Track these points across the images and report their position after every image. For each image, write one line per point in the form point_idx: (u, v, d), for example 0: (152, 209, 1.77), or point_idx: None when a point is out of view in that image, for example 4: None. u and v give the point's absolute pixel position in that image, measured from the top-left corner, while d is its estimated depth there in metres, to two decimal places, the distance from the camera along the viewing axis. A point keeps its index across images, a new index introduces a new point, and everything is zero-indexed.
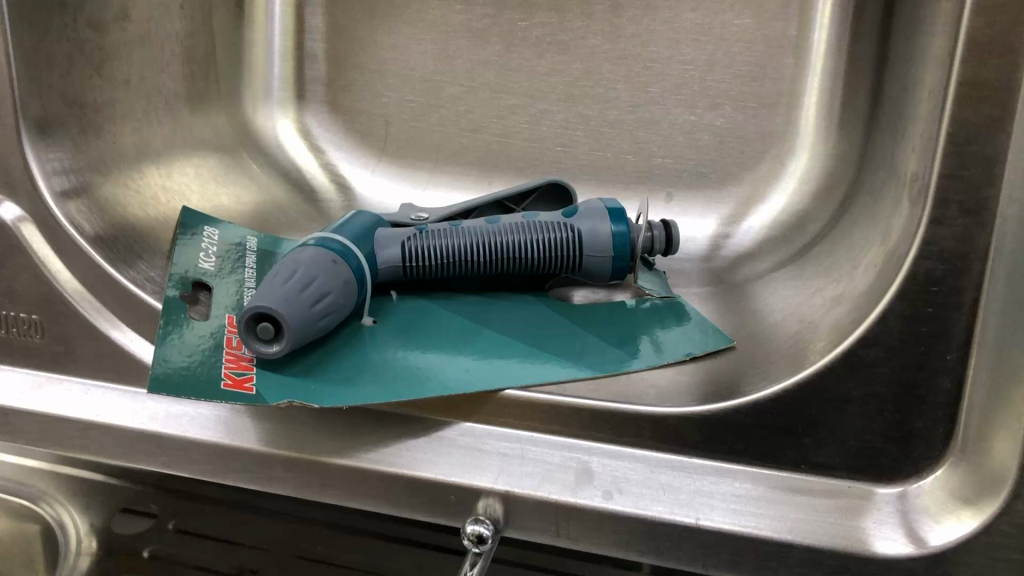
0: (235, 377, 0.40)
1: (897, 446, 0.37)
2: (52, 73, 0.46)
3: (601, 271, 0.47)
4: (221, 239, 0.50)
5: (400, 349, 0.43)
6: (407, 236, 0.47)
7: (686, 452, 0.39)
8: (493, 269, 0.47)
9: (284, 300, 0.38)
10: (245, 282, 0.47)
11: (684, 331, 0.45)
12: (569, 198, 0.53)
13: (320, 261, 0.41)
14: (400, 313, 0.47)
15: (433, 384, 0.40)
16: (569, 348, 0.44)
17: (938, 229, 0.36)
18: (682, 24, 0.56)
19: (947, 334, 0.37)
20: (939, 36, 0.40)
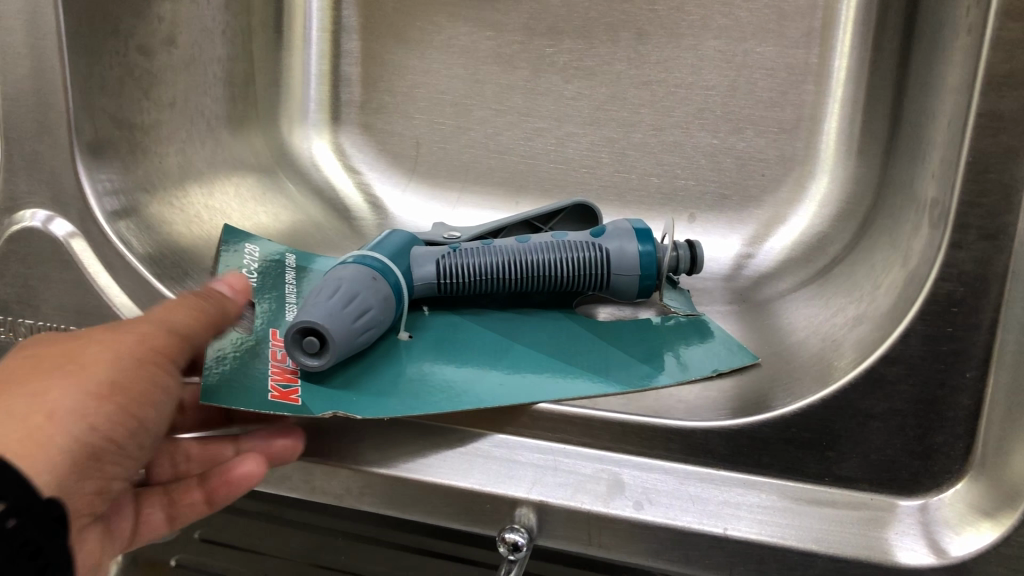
0: (281, 390, 0.41)
1: (918, 460, 0.39)
2: (104, 96, 0.48)
3: (628, 289, 0.48)
4: (259, 256, 0.52)
5: (434, 363, 0.45)
6: (442, 254, 0.49)
7: (715, 465, 0.40)
8: (523, 286, 0.49)
9: (329, 315, 0.40)
10: (285, 298, 0.48)
11: (708, 348, 0.47)
12: (597, 219, 0.54)
13: (361, 279, 0.43)
14: (432, 329, 0.48)
15: (469, 397, 0.42)
16: (597, 365, 0.45)
17: (958, 253, 0.38)
18: (705, 51, 0.58)
19: (967, 352, 0.38)
20: (956, 69, 0.42)
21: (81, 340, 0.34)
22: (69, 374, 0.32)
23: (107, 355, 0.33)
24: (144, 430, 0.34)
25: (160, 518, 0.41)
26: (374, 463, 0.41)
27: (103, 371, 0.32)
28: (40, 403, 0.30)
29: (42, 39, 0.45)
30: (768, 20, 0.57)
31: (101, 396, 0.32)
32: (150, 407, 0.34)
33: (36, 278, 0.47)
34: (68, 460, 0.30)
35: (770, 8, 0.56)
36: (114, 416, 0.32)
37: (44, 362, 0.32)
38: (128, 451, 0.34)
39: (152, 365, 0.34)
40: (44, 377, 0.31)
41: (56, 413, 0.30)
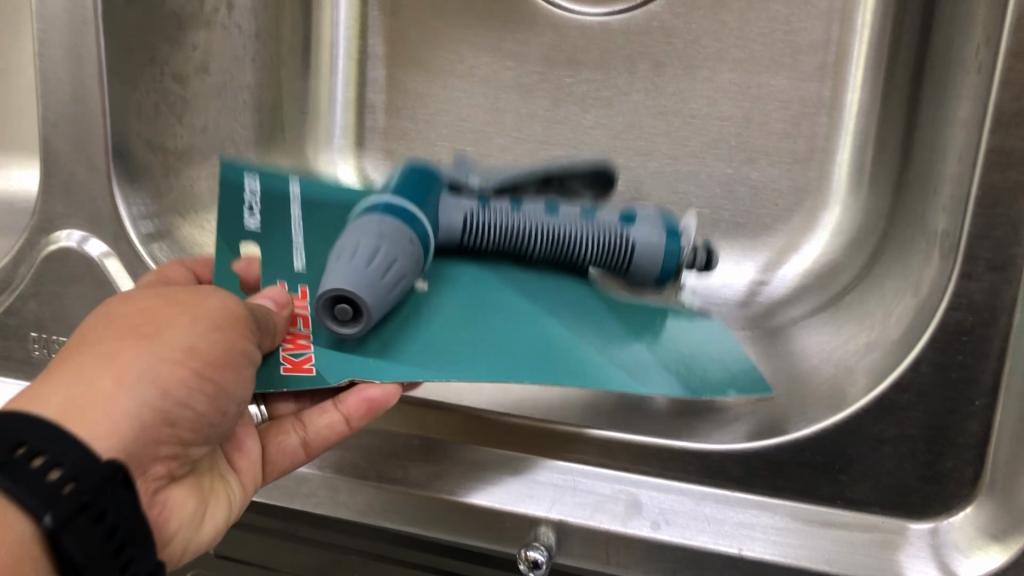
0: (295, 360, 0.41)
1: (928, 484, 0.40)
2: (141, 121, 0.51)
3: (646, 277, 0.50)
4: (260, 193, 0.53)
5: (453, 326, 0.45)
6: (473, 209, 0.50)
7: (730, 486, 0.41)
8: (546, 253, 0.50)
9: (370, 286, 0.39)
10: (289, 237, 0.50)
11: (713, 354, 0.47)
12: (611, 176, 0.57)
13: (400, 240, 0.42)
14: (455, 289, 0.48)
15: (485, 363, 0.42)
16: (611, 349, 0.45)
17: (968, 283, 0.39)
18: (720, 83, 0.59)
19: (975, 380, 0.40)
20: (965, 106, 0.44)
21: (163, 304, 0.34)
22: (143, 340, 0.31)
23: (185, 322, 0.33)
24: (227, 400, 0.34)
25: (295, 447, 0.41)
26: (394, 479, 0.43)
27: (180, 338, 0.32)
28: (110, 365, 0.30)
29: (82, 68, 0.48)
30: (782, 54, 0.58)
31: (172, 361, 0.31)
32: (231, 378, 0.34)
33: (72, 297, 0.48)
34: (139, 424, 0.30)
35: (784, 42, 0.58)
36: (191, 383, 0.32)
37: (120, 326, 0.32)
38: (209, 420, 0.33)
39: (228, 339, 0.34)
40: (116, 342, 0.31)
41: (124, 376, 0.30)
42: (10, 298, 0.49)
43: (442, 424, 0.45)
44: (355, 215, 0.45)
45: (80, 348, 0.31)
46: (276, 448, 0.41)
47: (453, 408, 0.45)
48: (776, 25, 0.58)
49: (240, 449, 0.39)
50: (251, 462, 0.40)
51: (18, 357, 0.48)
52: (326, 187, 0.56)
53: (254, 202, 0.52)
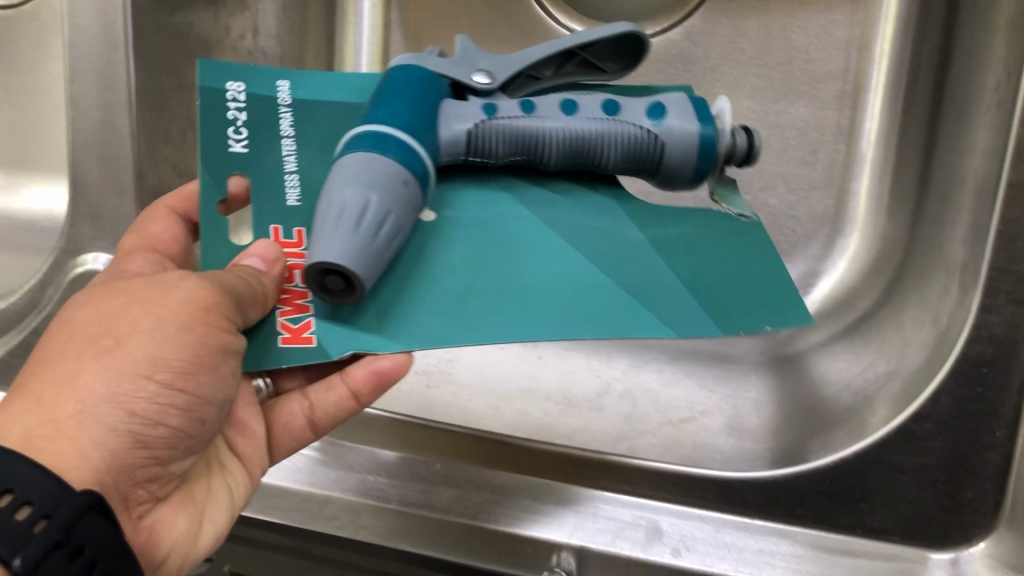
0: (294, 328, 0.37)
1: (949, 515, 0.40)
2: (168, 146, 0.52)
3: (681, 174, 0.41)
4: (247, 94, 0.44)
5: (461, 263, 0.39)
6: (479, 119, 0.40)
7: (750, 514, 0.41)
8: (567, 162, 0.42)
9: (358, 256, 0.33)
10: (286, 153, 0.42)
11: (755, 275, 0.41)
12: (644, 47, 0.46)
13: (390, 185, 0.35)
14: (466, 205, 0.42)
15: (498, 324, 0.37)
16: (641, 279, 0.39)
17: (988, 315, 0.41)
18: (741, 111, 0.59)
19: (996, 412, 0.40)
20: (982, 141, 0.45)
21: (124, 305, 0.32)
22: (104, 355, 0.30)
23: (147, 328, 0.31)
24: (203, 407, 0.33)
25: (300, 425, 0.41)
26: (413, 503, 0.43)
27: (143, 349, 0.30)
28: (70, 392, 0.29)
29: (113, 94, 0.49)
30: (800, 82, 0.58)
31: (135, 377, 0.30)
32: (207, 379, 0.32)
33: None
34: (108, 451, 0.30)
35: (802, 71, 0.58)
36: (158, 398, 0.31)
37: (81, 336, 0.31)
38: (185, 430, 0.32)
39: (197, 339, 0.32)
40: (76, 358, 0.30)
41: (86, 402, 0.29)
42: (39, 318, 0.48)
43: (462, 447, 0.46)
44: (343, 142, 0.38)
45: (43, 365, 0.30)
46: (281, 429, 0.41)
47: (474, 433, 0.46)
48: (794, 54, 0.59)
49: (241, 432, 0.40)
50: (254, 446, 0.40)
51: None
52: (328, 76, 0.46)
53: (240, 121, 0.43)
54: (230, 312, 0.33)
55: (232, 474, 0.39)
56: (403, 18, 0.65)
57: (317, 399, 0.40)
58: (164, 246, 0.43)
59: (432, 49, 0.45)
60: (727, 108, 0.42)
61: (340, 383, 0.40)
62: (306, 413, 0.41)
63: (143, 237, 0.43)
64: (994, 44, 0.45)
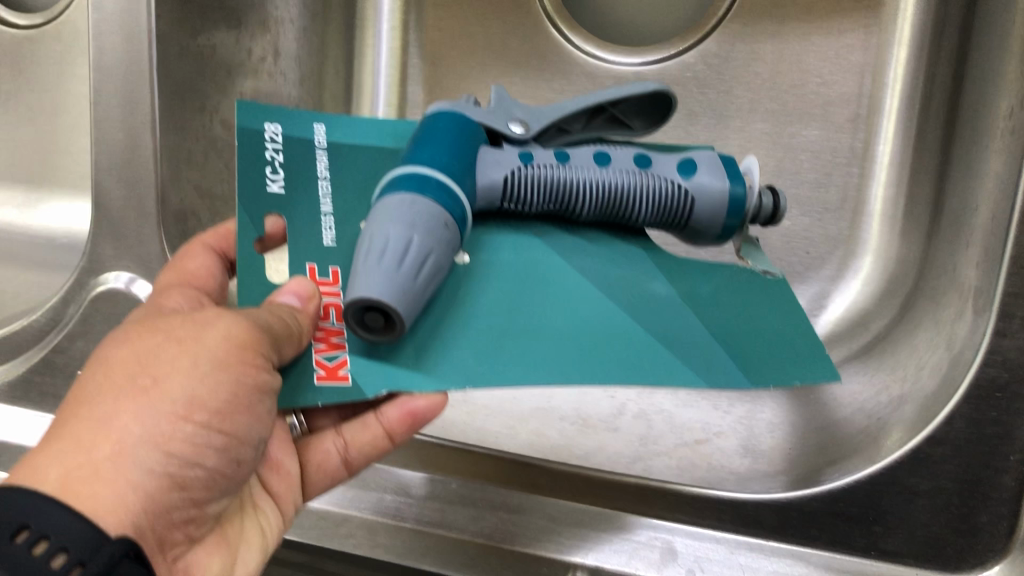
0: (329, 366, 0.36)
1: (963, 537, 0.40)
2: (190, 167, 0.53)
3: (710, 228, 0.42)
4: (283, 136, 0.46)
5: (496, 306, 0.40)
6: (515, 166, 0.41)
7: (766, 536, 0.42)
8: (598, 211, 0.43)
9: (401, 292, 0.33)
10: (322, 193, 0.44)
11: (782, 332, 0.42)
12: (671, 105, 0.47)
13: (433, 226, 0.36)
14: (500, 250, 0.43)
15: (532, 364, 0.37)
16: (671, 329, 0.40)
17: (1004, 340, 0.41)
18: (753, 133, 0.59)
19: (1011, 436, 0.41)
20: (995, 166, 0.45)
21: (160, 342, 0.31)
22: (140, 394, 0.30)
23: (184, 366, 0.31)
24: (238, 446, 0.33)
25: (334, 465, 0.42)
26: (430, 522, 0.44)
27: (180, 389, 0.30)
28: (107, 432, 0.29)
29: (136, 115, 0.50)
30: (813, 105, 0.59)
31: (174, 417, 0.30)
32: (240, 419, 0.32)
33: None
34: (145, 493, 0.29)
35: (815, 94, 0.59)
36: (194, 438, 0.30)
37: (117, 374, 0.30)
38: (218, 470, 0.32)
39: (232, 379, 0.32)
40: (112, 397, 0.29)
41: (125, 443, 0.29)
42: (59, 336, 0.49)
43: (478, 467, 0.46)
44: (382, 184, 0.39)
45: (78, 404, 0.30)
46: (315, 470, 0.41)
47: (490, 453, 0.47)
48: (808, 78, 0.59)
49: (275, 470, 0.40)
50: (288, 484, 0.40)
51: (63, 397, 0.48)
52: (360, 123, 0.49)
53: (278, 163, 0.45)
54: (266, 350, 0.33)
55: (265, 515, 0.38)
56: (420, 40, 0.65)
57: (352, 439, 0.41)
58: (201, 281, 0.43)
59: (465, 97, 0.47)
60: (754, 167, 0.44)
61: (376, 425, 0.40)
62: (340, 453, 0.41)
63: (181, 272, 0.43)
64: (1007, 70, 0.45)
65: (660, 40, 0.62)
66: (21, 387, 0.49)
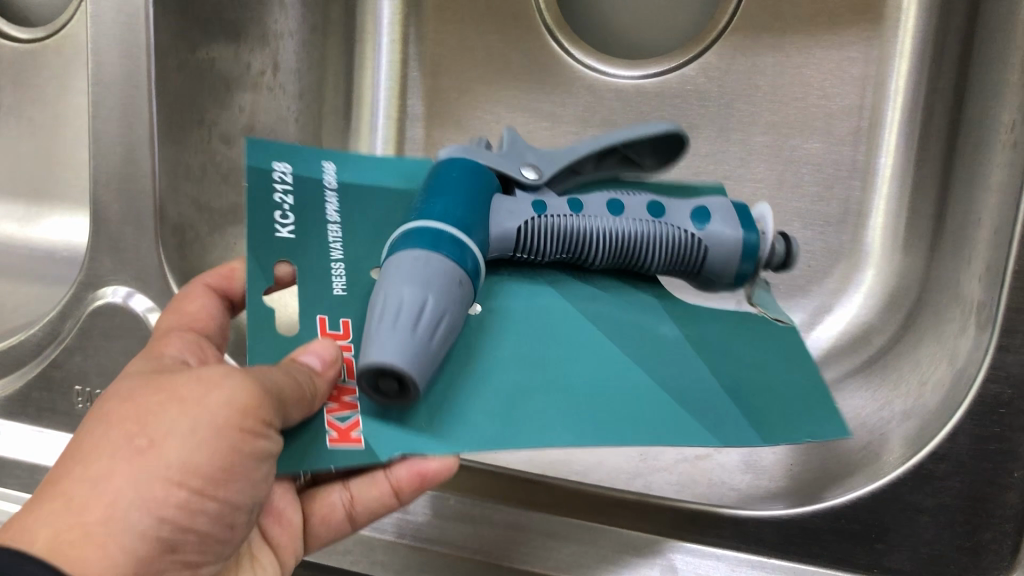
0: (341, 427, 0.36)
1: (967, 555, 0.40)
2: (189, 182, 0.53)
3: (723, 275, 0.43)
4: (294, 176, 0.46)
5: (510, 361, 0.39)
6: (529, 215, 0.41)
7: (767, 553, 0.41)
8: (611, 259, 0.43)
9: (416, 358, 0.33)
10: (332, 235, 0.44)
11: (798, 388, 0.41)
12: (682, 148, 0.48)
13: (447, 285, 0.35)
14: (515, 302, 0.43)
15: (551, 424, 0.37)
16: (688, 382, 0.40)
17: (1006, 355, 0.40)
18: (754, 146, 0.59)
19: (1015, 453, 0.40)
20: (997, 180, 0.45)
21: (161, 400, 0.31)
22: (136, 456, 0.29)
23: (182, 428, 0.30)
24: (233, 512, 0.32)
25: (340, 518, 0.40)
26: (426, 538, 0.43)
27: (176, 453, 0.29)
28: (99, 495, 0.28)
29: (135, 130, 0.50)
30: (815, 118, 0.58)
31: (169, 483, 0.29)
32: (236, 484, 0.31)
33: (113, 350, 0.49)
34: (136, 559, 0.28)
35: (817, 107, 0.58)
36: (186, 504, 0.29)
37: (116, 433, 0.30)
38: (213, 534, 0.31)
39: (230, 444, 0.31)
40: (108, 458, 0.29)
41: (116, 507, 0.28)
42: (56, 351, 0.49)
43: (476, 482, 0.45)
44: (395, 237, 0.38)
45: (73, 460, 0.29)
46: (322, 518, 0.40)
47: (489, 469, 0.46)
48: (809, 90, 0.58)
49: (277, 520, 0.39)
50: (290, 536, 0.39)
51: (61, 409, 0.49)
52: (369, 165, 0.49)
53: (286, 206, 0.44)
54: (269, 413, 0.32)
55: (262, 569, 0.38)
56: (420, 53, 0.66)
57: (358, 492, 0.39)
58: (202, 325, 0.43)
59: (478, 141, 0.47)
60: (768, 215, 0.44)
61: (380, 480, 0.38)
62: (346, 506, 0.40)
63: (180, 315, 0.43)
64: (1009, 83, 0.45)
65: (673, 43, 0.61)
66: (20, 402, 0.49)
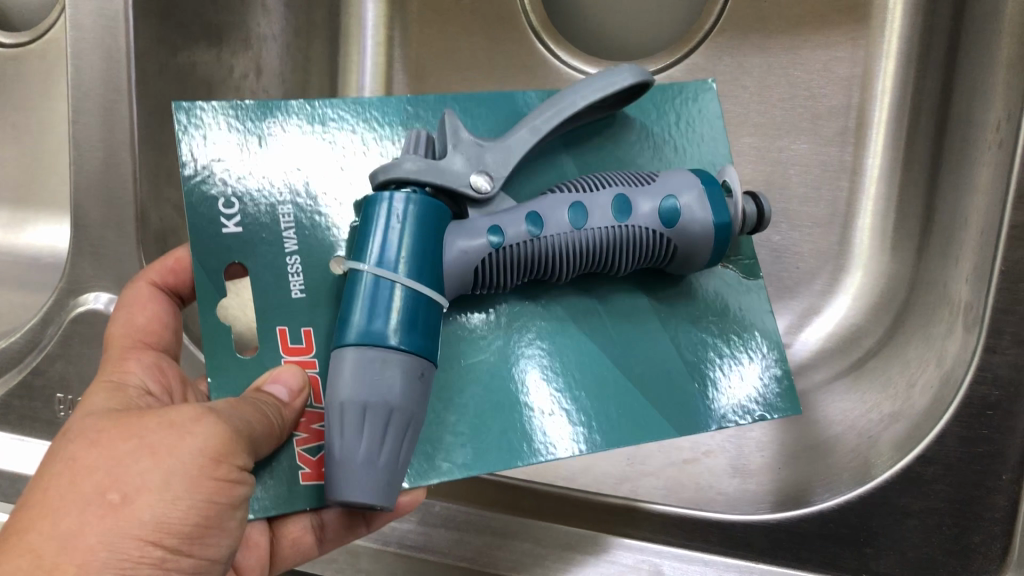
0: (313, 461, 0.39)
1: (957, 559, 0.39)
2: (171, 186, 0.52)
3: (699, 261, 0.41)
4: (231, 151, 0.42)
5: (485, 378, 0.41)
6: (489, 250, 0.38)
7: (755, 558, 0.41)
8: (580, 271, 0.41)
9: (388, 486, 0.34)
10: (280, 227, 0.41)
11: (750, 347, 0.44)
12: (645, 88, 0.44)
13: (409, 390, 0.34)
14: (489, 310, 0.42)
15: (535, 446, 0.40)
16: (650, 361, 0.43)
17: (993, 357, 0.40)
18: (740, 148, 0.58)
19: (1002, 455, 0.40)
20: (983, 182, 0.44)
21: (133, 451, 0.30)
22: (109, 511, 0.29)
23: (156, 483, 0.30)
24: (209, 565, 0.32)
25: (308, 543, 0.41)
26: (413, 547, 0.43)
27: (149, 510, 0.29)
28: (71, 555, 0.28)
29: (116, 134, 0.49)
30: (802, 119, 0.58)
31: (143, 542, 0.29)
32: (211, 539, 0.32)
33: (97, 358, 0.49)
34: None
35: (803, 108, 0.58)
36: (161, 561, 0.29)
37: (86, 485, 0.29)
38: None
39: (204, 498, 0.31)
40: (79, 514, 0.28)
41: (89, 567, 0.28)
42: (37, 359, 0.49)
43: (463, 491, 0.45)
44: (351, 299, 0.36)
45: (42, 512, 0.29)
46: (290, 543, 0.41)
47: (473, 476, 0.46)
48: (797, 90, 0.58)
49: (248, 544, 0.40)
50: (258, 556, 0.40)
51: (44, 418, 0.48)
52: (320, 110, 0.44)
53: (230, 191, 0.42)
54: (240, 461, 0.33)
55: None
56: (405, 55, 0.65)
57: (327, 519, 0.41)
58: (149, 338, 0.44)
59: (416, 135, 0.40)
60: (737, 187, 0.42)
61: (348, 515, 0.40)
62: (316, 528, 0.41)
63: (131, 329, 0.43)
64: (995, 84, 0.45)
65: (670, 40, 0.60)
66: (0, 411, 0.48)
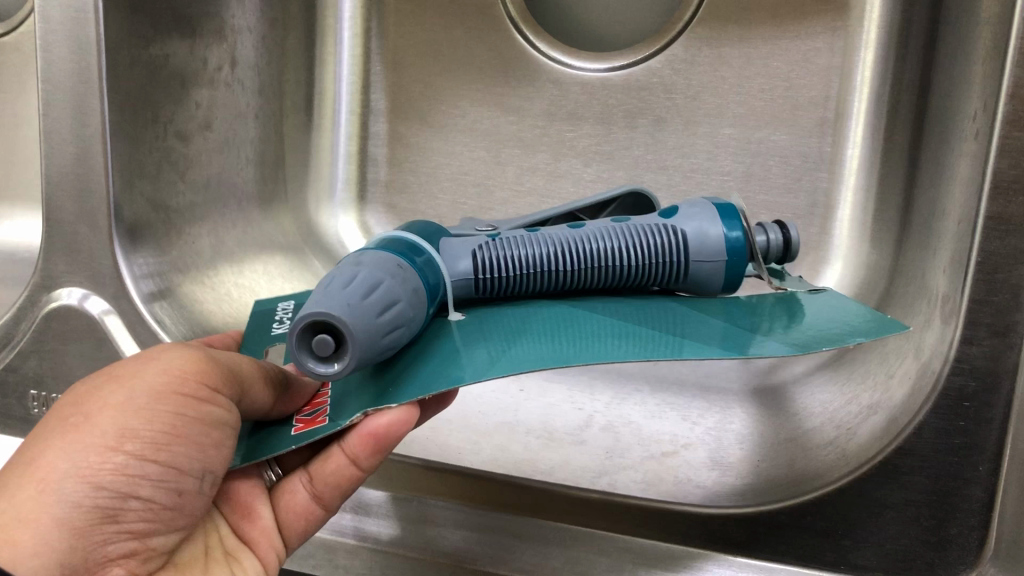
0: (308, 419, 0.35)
1: (933, 550, 0.40)
2: (144, 180, 0.51)
3: (713, 277, 0.39)
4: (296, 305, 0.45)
5: (485, 335, 0.35)
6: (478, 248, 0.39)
7: (732, 550, 0.41)
8: (581, 279, 0.39)
9: (347, 306, 0.29)
10: None
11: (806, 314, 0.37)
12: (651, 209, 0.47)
13: (388, 267, 0.33)
14: (499, 317, 0.38)
15: (542, 355, 0.32)
16: (679, 313, 0.38)
17: (970, 348, 0.39)
18: (720, 139, 0.59)
19: (980, 446, 0.39)
20: (962, 172, 0.44)
21: (101, 382, 0.32)
22: (72, 431, 0.30)
23: (118, 401, 0.31)
24: (181, 478, 0.31)
25: (307, 503, 0.38)
26: (388, 544, 0.43)
27: (109, 422, 0.30)
28: (34, 471, 0.29)
29: (86, 130, 0.48)
30: (782, 110, 0.58)
31: (103, 452, 0.29)
32: (184, 450, 0.31)
33: (73, 354, 0.49)
34: (72, 528, 0.28)
35: (784, 99, 0.58)
36: (127, 469, 0.30)
37: (58, 416, 0.31)
38: (159, 501, 0.31)
39: (169, 408, 0.31)
40: (46, 440, 0.30)
41: (49, 477, 0.29)
42: (10, 356, 0.49)
43: (437, 486, 0.44)
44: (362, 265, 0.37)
45: (22, 448, 0.30)
46: (288, 508, 0.38)
47: (442, 472, 0.45)
48: (776, 82, 0.58)
49: (249, 517, 0.37)
50: (263, 527, 0.38)
51: (18, 415, 0.49)
52: None
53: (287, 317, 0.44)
54: (217, 381, 0.32)
55: (240, 562, 0.36)
56: (382, 47, 0.65)
57: (313, 473, 0.38)
58: None
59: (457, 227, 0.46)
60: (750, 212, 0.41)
61: (330, 459, 0.37)
62: (309, 487, 0.38)
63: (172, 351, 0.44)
64: (973, 76, 0.44)
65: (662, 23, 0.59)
66: None
